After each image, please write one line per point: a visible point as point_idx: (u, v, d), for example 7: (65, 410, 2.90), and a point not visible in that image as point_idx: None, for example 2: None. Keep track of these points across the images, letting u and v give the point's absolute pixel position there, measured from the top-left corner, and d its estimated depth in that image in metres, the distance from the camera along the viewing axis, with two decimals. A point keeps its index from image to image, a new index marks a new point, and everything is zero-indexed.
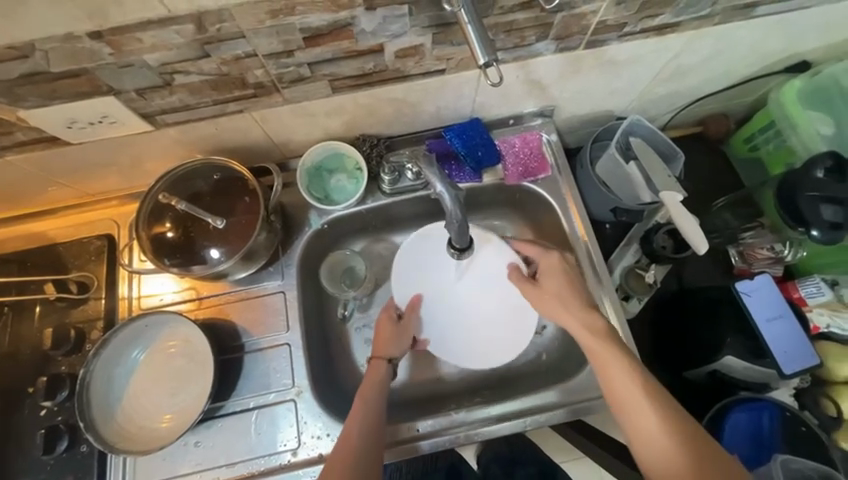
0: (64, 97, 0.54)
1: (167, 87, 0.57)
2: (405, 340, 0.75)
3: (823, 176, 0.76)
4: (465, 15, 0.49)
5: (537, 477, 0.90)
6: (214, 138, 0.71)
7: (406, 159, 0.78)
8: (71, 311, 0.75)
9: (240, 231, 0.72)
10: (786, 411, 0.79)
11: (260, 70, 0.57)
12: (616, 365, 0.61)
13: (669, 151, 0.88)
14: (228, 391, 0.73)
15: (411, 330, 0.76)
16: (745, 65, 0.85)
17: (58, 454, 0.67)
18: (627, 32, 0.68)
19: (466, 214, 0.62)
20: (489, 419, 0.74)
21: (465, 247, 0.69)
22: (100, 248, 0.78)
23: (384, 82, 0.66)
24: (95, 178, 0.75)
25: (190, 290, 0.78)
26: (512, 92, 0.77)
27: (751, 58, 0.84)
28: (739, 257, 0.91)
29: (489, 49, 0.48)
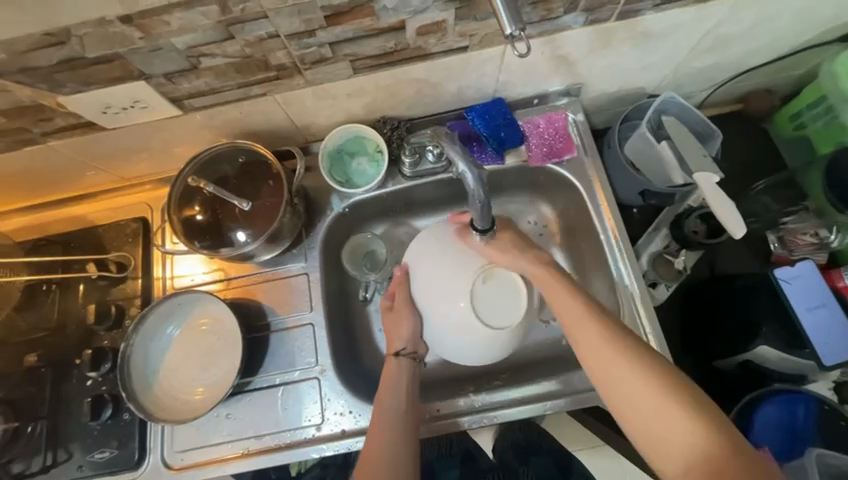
0: (99, 82, 0.56)
1: (194, 71, 0.58)
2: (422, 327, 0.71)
3: None
4: None
5: (553, 469, 0.91)
6: (239, 122, 0.72)
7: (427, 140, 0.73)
8: (111, 289, 0.80)
9: (265, 214, 0.74)
10: (824, 405, 0.75)
11: (283, 52, 0.57)
12: (583, 316, 0.59)
13: (705, 130, 0.83)
14: (256, 367, 0.76)
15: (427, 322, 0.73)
16: (794, 34, 0.79)
17: (104, 421, 0.72)
18: (663, 1, 0.64)
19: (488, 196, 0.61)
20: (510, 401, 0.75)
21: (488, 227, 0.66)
22: (136, 230, 0.82)
23: (405, 61, 0.65)
24: (129, 163, 0.78)
25: (219, 271, 0.81)
26: (537, 70, 0.74)
27: (802, 26, 0.77)
28: (779, 244, 0.87)
29: (516, 18, 0.46)
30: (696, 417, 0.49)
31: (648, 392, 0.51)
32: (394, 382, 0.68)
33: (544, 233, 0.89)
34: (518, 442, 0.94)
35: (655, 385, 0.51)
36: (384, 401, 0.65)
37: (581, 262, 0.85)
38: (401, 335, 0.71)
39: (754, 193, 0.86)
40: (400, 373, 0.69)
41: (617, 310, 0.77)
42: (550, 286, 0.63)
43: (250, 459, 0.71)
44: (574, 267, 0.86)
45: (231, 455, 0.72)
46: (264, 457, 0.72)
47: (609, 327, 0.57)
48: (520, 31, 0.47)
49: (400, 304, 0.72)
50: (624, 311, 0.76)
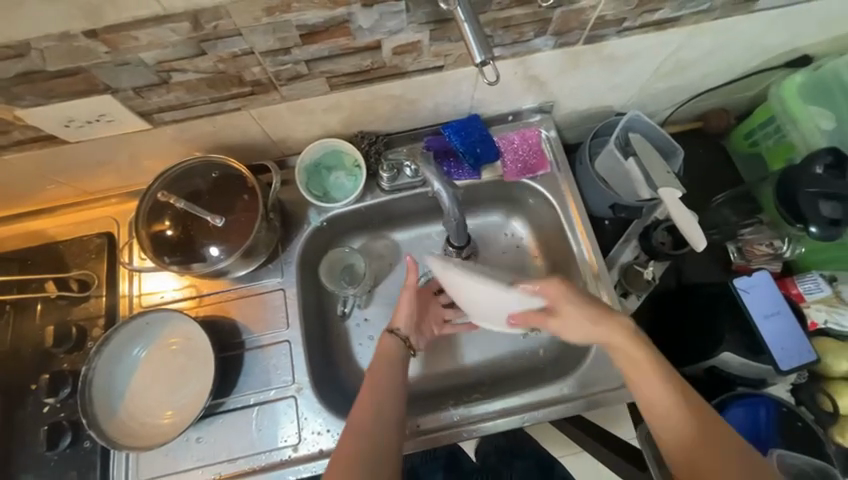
0: (60, 95, 0.54)
1: (164, 86, 0.56)
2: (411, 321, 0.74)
3: (821, 172, 0.76)
4: (461, 13, 0.48)
5: (535, 470, 0.96)
6: (213, 136, 0.71)
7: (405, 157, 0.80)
8: (72, 308, 0.75)
9: (239, 229, 0.72)
10: (783, 406, 0.79)
11: (257, 68, 0.57)
12: (610, 335, 0.63)
13: (669, 148, 0.88)
14: (229, 387, 0.73)
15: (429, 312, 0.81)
16: (746, 60, 0.85)
17: (62, 451, 0.68)
18: (627, 28, 0.67)
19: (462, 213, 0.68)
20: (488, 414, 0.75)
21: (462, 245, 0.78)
22: (100, 246, 0.79)
23: (382, 78, 0.66)
24: (94, 177, 0.75)
25: (191, 288, 0.78)
26: (511, 88, 0.76)
27: (752, 52, 0.83)
28: (738, 254, 0.91)
29: (486, 47, 0.48)
30: (702, 430, 0.58)
31: (680, 415, 0.59)
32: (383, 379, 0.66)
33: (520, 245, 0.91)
34: (502, 446, 0.96)
35: (681, 409, 0.59)
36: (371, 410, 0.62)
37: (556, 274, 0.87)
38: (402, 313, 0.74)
39: (715, 205, 0.94)
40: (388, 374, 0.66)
41: None
42: (574, 317, 0.65)
43: None
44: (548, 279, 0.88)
45: None
46: None
47: (655, 357, 0.62)
48: (490, 59, 0.48)
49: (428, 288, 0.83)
50: None
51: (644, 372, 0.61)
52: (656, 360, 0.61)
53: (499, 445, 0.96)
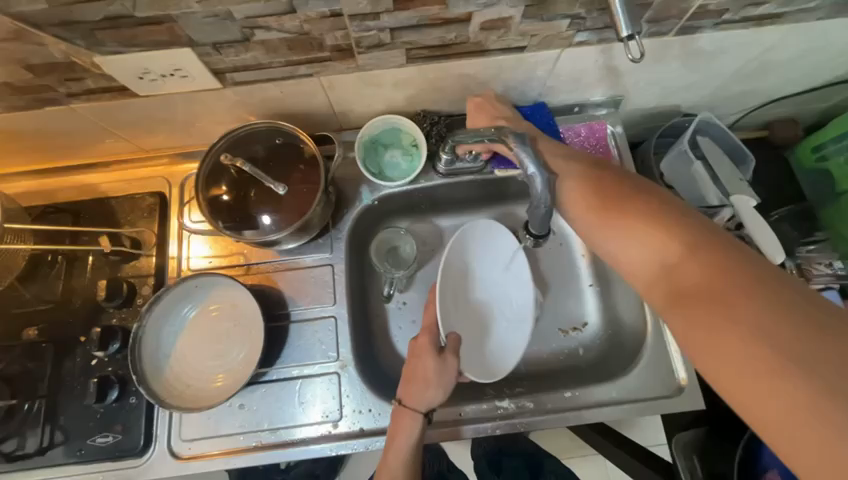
0: (143, 45, 0.52)
1: (245, 43, 0.55)
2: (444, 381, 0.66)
3: None
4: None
5: (524, 470, 0.96)
6: (277, 102, 0.69)
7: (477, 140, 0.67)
8: (123, 265, 0.75)
9: (297, 200, 0.71)
10: None
11: (341, 32, 0.55)
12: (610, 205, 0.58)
13: (739, 155, 0.84)
14: (274, 358, 0.73)
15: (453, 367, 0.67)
16: (833, 67, 0.80)
17: (108, 404, 0.69)
18: (724, 21, 0.63)
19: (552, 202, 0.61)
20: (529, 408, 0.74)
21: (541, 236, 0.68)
22: (152, 205, 0.78)
23: (461, 55, 0.63)
24: (153, 134, 0.74)
25: (238, 255, 0.78)
26: (585, 77, 0.73)
27: (843, 60, 0.78)
28: (797, 270, 0.86)
29: (635, 23, 0.48)
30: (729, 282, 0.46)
31: (700, 285, 0.47)
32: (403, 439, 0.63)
33: (569, 243, 0.89)
34: (491, 449, 0.99)
35: (699, 271, 0.48)
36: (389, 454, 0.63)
37: (606, 275, 0.85)
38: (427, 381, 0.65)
39: (775, 219, 0.92)
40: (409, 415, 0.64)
41: (644, 323, 0.77)
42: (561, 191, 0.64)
43: (261, 452, 0.69)
44: (597, 279, 0.86)
45: (241, 448, 0.69)
46: (277, 451, 0.69)
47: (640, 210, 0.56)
48: (636, 35, 0.48)
49: (429, 329, 0.70)
50: (651, 325, 0.75)
51: (644, 261, 0.53)
52: (646, 223, 0.55)
53: (487, 450, 0.99)
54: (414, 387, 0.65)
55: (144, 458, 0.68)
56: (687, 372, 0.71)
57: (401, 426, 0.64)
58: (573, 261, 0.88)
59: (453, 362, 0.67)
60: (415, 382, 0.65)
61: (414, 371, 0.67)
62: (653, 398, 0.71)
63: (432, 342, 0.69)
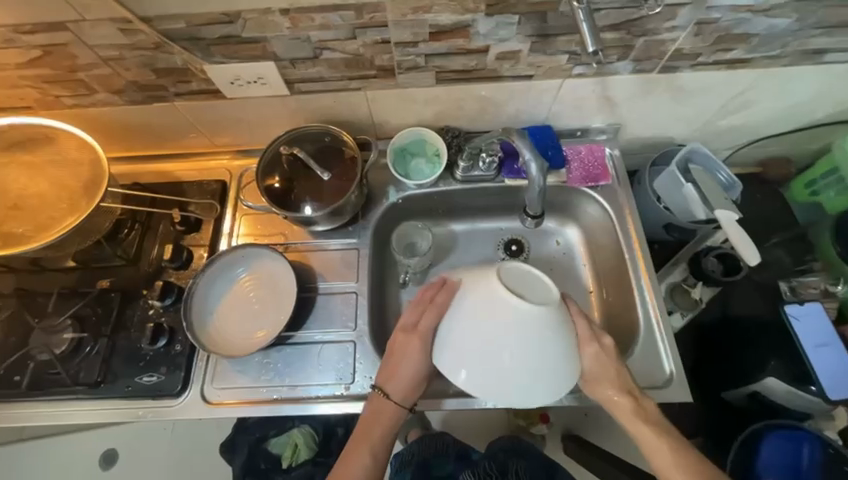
0: (240, 57, 0.71)
1: (314, 60, 0.72)
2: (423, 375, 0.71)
3: None
4: (582, 14, 0.58)
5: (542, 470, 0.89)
6: (329, 111, 0.86)
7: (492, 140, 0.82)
8: (185, 235, 0.90)
9: (335, 189, 0.85)
10: (829, 448, 0.77)
11: (387, 55, 0.71)
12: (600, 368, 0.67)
13: (729, 181, 0.93)
14: (300, 324, 0.83)
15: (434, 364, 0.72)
16: (811, 110, 0.91)
17: (157, 348, 0.80)
18: (700, 63, 0.77)
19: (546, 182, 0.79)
20: None
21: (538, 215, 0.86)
22: (215, 190, 0.93)
23: (480, 79, 0.78)
24: (226, 133, 0.91)
25: (279, 236, 0.91)
26: (585, 106, 0.87)
27: (818, 103, 0.89)
28: (791, 292, 0.90)
29: (598, 40, 0.58)
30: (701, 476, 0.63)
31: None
32: (377, 427, 0.71)
33: (571, 251, 0.98)
34: (508, 446, 0.92)
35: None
36: (366, 444, 0.70)
37: (603, 282, 0.93)
38: (400, 374, 0.70)
39: (769, 244, 0.97)
40: (391, 409, 0.71)
41: (636, 322, 0.83)
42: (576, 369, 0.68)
43: (280, 405, 0.77)
44: (596, 285, 0.94)
45: (262, 399, 0.78)
46: (293, 405, 0.77)
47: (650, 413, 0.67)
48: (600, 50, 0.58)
49: (420, 334, 0.69)
50: (643, 324, 0.82)
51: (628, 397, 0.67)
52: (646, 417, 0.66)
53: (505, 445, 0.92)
54: (396, 380, 0.71)
55: (180, 399, 0.78)
56: (673, 365, 0.78)
57: (381, 419, 0.71)
58: (574, 268, 0.97)
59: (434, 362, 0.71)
60: (397, 372, 0.71)
61: (396, 366, 0.71)
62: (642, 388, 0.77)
63: (419, 350, 0.69)
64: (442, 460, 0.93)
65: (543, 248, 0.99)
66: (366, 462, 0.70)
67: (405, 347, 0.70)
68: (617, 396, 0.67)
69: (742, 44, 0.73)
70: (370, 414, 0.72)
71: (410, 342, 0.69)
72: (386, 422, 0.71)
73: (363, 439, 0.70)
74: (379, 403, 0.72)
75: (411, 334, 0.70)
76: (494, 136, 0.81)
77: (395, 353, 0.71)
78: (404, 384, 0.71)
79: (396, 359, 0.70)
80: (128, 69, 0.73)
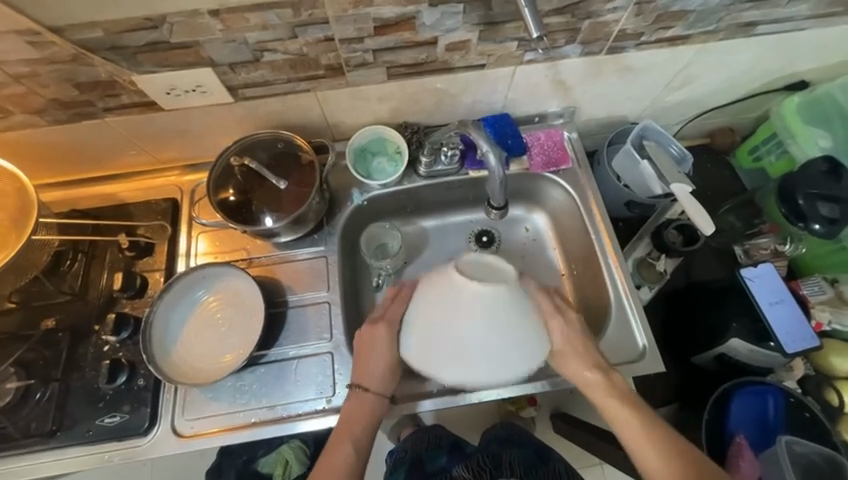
0: (172, 65, 0.66)
1: (255, 63, 0.68)
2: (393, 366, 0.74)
3: (824, 171, 0.84)
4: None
5: (532, 455, 0.90)
6: (280, 116, 0.82)
7: (452, 133, 0.81)
8: (137, 261, 0.83)
9: (294, 198, 0.81)
10: (790, 397, 0.83)
11: (333, 53, 0.69)
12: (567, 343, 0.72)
13: (680, 154, 0.96)
14: (273, 340, 0.80)
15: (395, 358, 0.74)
16: (748, 81, 0.95)
17: (117, 386, 0.74)
18: (643, 42, 0.78)
19: (505, 171, 0.79)
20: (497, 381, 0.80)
21: (503, 207, 0.86)
22: (165, 209, 0.87)
23: (432, 72, 0.77)
24: (170, 147, 0.85)
25: (241, 252, 0.86)
26: (540, 91, 0.87)
27: (755, 74, 0.93)
28: (744, 254, 0.97)
29: (541, 25, 0.57)
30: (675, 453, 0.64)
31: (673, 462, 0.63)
32: (358, 419, 0.70)
33: (540, 236, 0.99)
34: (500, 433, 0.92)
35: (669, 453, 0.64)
36: (348, 436, 0.69)
37: (574, 264, 0.95)
38: (374, 367, 0.73)
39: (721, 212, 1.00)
40: (372, 401, 0.72)
41: (607, 301, 0.85)
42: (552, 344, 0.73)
43: (260, 428, 0.74)
44: (567, 268, 0.96)
45: (239, 424, 0.74)
46: (274, 426, 0.74)
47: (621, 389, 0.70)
48: (544, 36, 0.57)
49: (386, 321, 0.75)
50: (613, 302, 0.84)
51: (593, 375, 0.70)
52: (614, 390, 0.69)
53: (498, 433, 0.92)
54: (368, 370, 0.73)
55: (148, 437, 0.73)
56: (645, 337, 0.80)
57: (364, 413, 0.71)
58: (545, 252, 0.98)
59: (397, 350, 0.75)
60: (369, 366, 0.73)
61: (364, 359, 0.74)
62: (619, 363, 0.79)
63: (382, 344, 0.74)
64: (436, 455, 0.91)
65: (513, 236, 1.00)
66: (350, 453, 0.67)
67: (372, 338, 0.74)
68: (585, 370, 0.71)
69: (680, 21, 0.74)
70: (350, 410, 0.71)
71: (374, 334, 0.74)
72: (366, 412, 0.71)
73: (346, 434, 0.69)
74: (357, 400, 0.72)
75: (378, 324, 0.75)
76: (452, 128, 0.81)
77: (363, 348, 0.74)
78: (378, 373, 0.73)
79: (366, 350, 0.74)
80: (46, 86, 0.67)
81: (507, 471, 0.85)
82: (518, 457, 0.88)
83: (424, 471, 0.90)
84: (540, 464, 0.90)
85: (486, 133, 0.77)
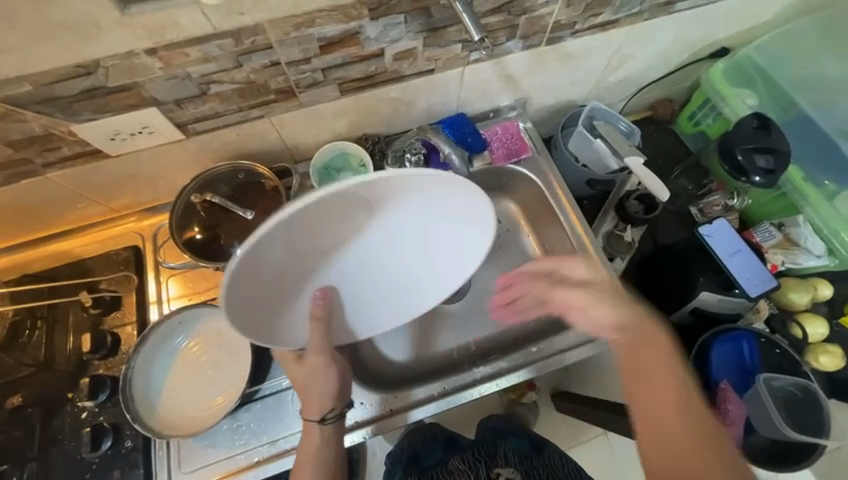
0: (113, 110, 0.63)
1: (202, 97, 0.67)
2: (323, 382, 0.69)
3: (755, 127, 0.91)
4: (460, 8, 0.61)
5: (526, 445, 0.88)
6: (237, 145, 0.80)
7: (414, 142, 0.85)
8: (105, 317, 0.79)
9: (263, 227, 0.79)
10: (760, 338, 0.90)
11: (282, 77, 0.68)
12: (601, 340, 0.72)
13: (628, 129, 1.02)
14: (264, 374, 0.77)
15: (321, 375, 0.68)
16: (676, 54, 1.02)
17: (102, 453, 0.70)
18: (578, 29, 0.83)
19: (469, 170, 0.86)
20: (493, 375, 0.82)
21: None
22: (127, 258, 0.83)
23: (383, 83, 0.78)
24: (122, 194, 0.81)
25: (217, 289, 0.83)
26: (490, 87, 0.90)
27: (682, 46, 1.00)
28: (700, 212, 1.04)
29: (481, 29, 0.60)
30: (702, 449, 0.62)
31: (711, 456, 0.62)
32: (309, 451, 0.66)
33: (513, 226, 1.02)
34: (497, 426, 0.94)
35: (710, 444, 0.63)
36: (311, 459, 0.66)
37: (548, 247, 0.98)
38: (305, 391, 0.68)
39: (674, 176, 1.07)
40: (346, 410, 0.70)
41: None
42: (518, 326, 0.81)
43: (265, 465, 0.72)
44: (543, 253, 0.99)
45: (242, 467, 0.72)
46: (278, 461, 0.72)
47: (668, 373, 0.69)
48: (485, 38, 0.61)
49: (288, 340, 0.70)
50: None
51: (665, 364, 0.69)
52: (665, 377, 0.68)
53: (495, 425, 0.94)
54: (302, 397, 0.69)
55: None
56: None
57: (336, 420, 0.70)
58: (520, 241, 1.02)
59: (318, 360, 0.68)
60: (311, 398, 0.68)
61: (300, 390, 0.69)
62: None
63: (321, 340, 0.68)
64: (432, 450, 0.91)
65: None
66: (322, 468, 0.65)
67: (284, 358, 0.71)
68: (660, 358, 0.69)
69: (607, 7, 0.79)
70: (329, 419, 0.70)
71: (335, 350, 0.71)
72: (318, 445, 0.67)
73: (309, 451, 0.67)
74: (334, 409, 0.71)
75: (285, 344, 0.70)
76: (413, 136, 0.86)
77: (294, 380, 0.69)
78: (321, 390, 0.69)
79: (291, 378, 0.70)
80: None
81: (502, 461, 0.82)
82: (511, 446, 0.86)
83: (419, 466, 0.88)
84: (535, 454, 0.86)
85: (446, 136, 0.80)
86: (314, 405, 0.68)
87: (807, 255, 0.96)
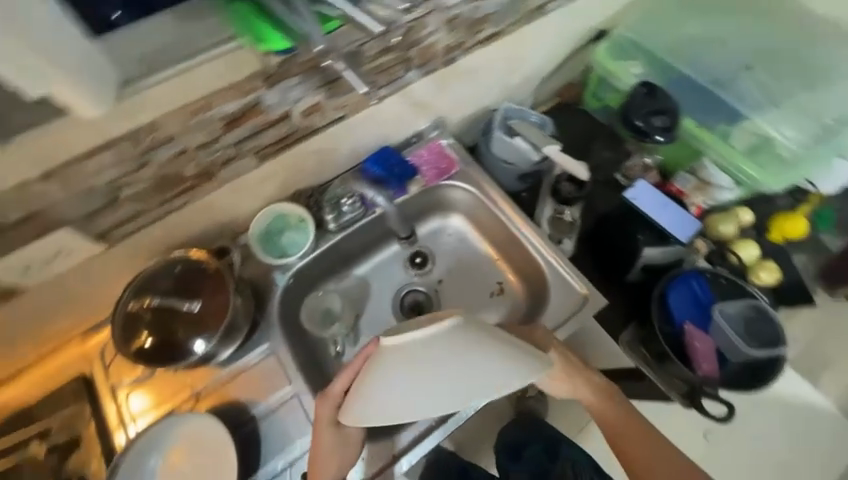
0: (17, 245, 0.60)
1: (115, 203, 0.66)
2: (348, 449, 0.72)
3: (644, 92, 1.02)
4: None
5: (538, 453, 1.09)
6: (167, 240, 0.78)
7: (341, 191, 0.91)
8: (68, 456, 0.74)
9: (214, 313, 0.77)
10: (706, 274, 0.98)
11: (193, 162, 0.69)
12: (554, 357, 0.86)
13: (541, 120, 1.09)
14: (255, 463, 0.75)
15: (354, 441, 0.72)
16: (563, 44, 1.11)
17: None
18: (469, 46, 0.89)
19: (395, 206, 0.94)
20: None
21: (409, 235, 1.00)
22: (76, 389, 0.78)
23: (297, 141, 0.79)
24: (53, 324, 0.76)
25: (183, 390, 0.79)
26: (405, 116, 0.94)
27: (566, 36, 1.09)
28: (624, 177, 1.11)
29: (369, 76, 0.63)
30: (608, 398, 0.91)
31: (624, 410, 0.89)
32: None
33: (465, 236, 1.05)
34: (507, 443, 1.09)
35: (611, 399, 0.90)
36: None
37: (503, 248, 1.01)
38: (331, 461, 0.71)
39: (596, 149, 1.17)
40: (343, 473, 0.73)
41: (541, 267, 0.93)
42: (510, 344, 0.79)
43: None
44: (500, 254, 1.02)
45: None
46: None
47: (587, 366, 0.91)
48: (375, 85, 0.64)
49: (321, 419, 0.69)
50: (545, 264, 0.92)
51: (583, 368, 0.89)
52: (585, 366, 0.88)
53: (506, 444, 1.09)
54: (321, 468, 0.71)
55: None
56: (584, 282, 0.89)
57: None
58: (475, 248, 1.04)
59: (355, 428, 0.72)
60: (326, 463, 0.71)
61: (320, 466, 0.70)
62: (571, 316, 0.88)
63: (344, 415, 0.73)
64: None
65: (443, 246, 1.05)
66: None
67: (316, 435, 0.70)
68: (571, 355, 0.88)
69: (486, 22, 0.86)
70: None
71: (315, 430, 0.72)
72: None
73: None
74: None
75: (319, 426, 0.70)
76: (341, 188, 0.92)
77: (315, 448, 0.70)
78: (345, 452, 0.72)
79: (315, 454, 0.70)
80: None
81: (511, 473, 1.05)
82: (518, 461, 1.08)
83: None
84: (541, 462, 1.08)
85: (366, 182, 0.92)
86: (340, 465, 0.72)
87: (721, 190, 1.07)
